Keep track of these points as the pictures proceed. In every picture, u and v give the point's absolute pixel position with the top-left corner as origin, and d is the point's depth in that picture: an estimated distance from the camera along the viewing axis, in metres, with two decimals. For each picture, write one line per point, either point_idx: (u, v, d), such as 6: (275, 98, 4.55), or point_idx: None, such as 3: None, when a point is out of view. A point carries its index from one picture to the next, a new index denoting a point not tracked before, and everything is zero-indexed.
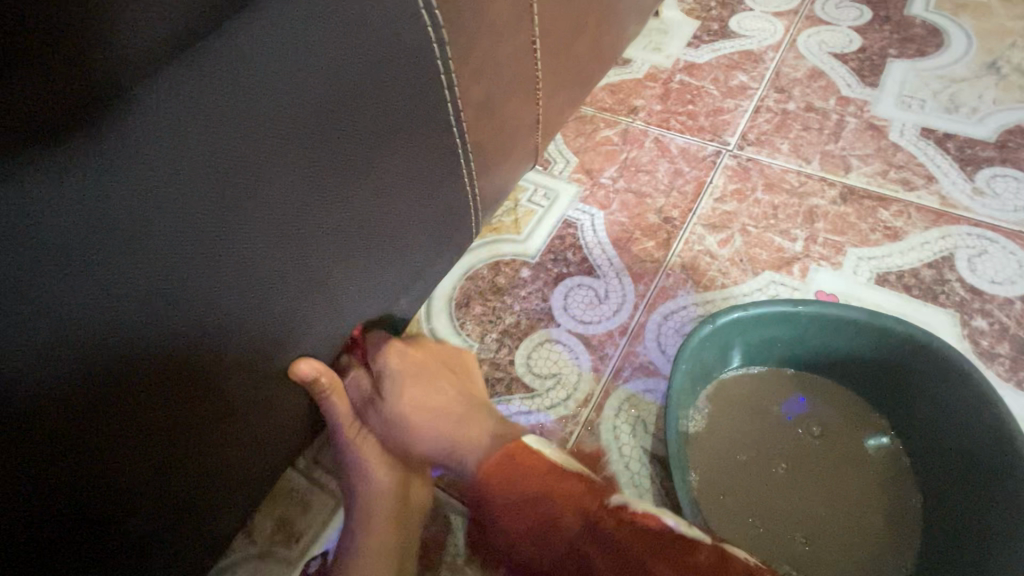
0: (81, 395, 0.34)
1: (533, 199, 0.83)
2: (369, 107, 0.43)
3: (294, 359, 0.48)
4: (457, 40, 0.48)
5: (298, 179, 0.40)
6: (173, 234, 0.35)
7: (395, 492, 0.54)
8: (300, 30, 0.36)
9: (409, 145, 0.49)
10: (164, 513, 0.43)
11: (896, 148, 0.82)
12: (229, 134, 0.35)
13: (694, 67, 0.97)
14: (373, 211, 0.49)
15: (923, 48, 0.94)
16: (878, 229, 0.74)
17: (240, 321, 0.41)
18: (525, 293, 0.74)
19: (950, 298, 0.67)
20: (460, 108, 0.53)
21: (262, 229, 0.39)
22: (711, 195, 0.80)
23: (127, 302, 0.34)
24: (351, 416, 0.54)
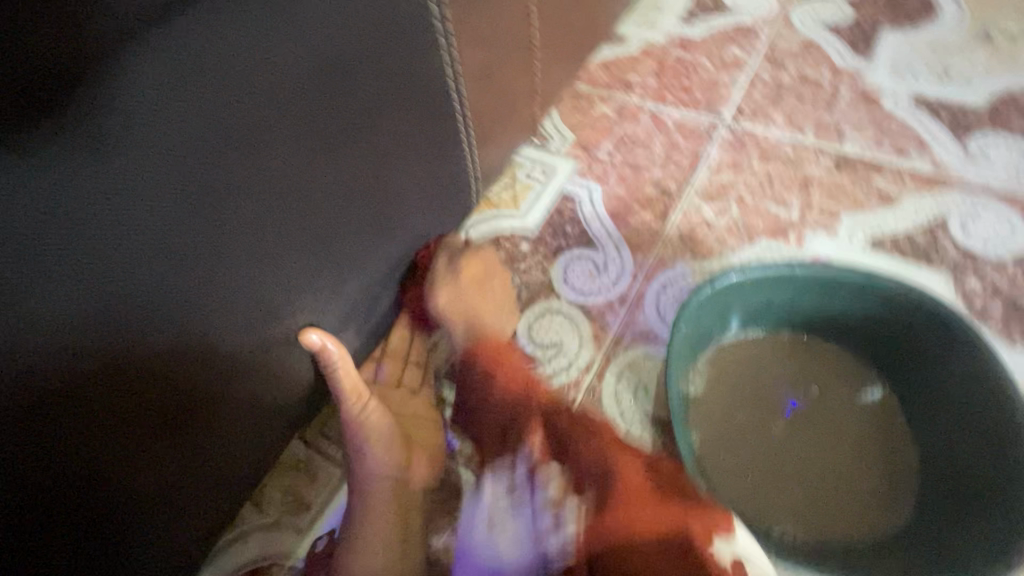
0: (93, 350, 0.35)
1: (530, 175, 0.83)
2: (367, 71, 0.43)
3: (302, 326, 0.49)
4: (455, 5, 0.48)
5: (302, 142, 0.41)
6: (142, 183, 0.33)
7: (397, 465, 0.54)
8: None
9: (410, 111, 0.50)
10: (176, 478, 0.45)
11: (890, 117, 0.82)
12: (235, 93, 0.35)
13: (688, 42, 0.97)
14: (376, 179, 0.49)
15: (916, 19, 0.95)
16: (873, 196, 0.74)
17: (245, 286, 0.42)
18: (525, 266, 0.74)
19: (944, 261, 0.68)
20: (459, 76, 0.53)
21: (266, 193, 0.40)
22: (707, 167, 0.81)
23: (135, 262, 0.34)
24: (355, 390, 0.53)
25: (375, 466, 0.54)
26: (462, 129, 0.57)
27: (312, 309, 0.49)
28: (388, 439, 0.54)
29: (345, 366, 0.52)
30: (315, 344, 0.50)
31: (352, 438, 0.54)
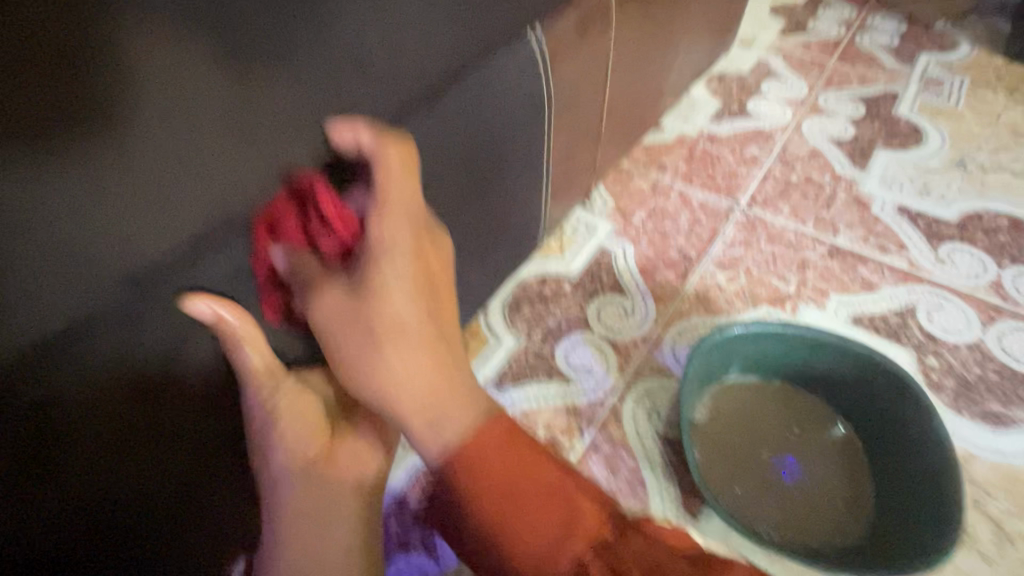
0: (87, 371, 0.35)
1: (575, 230, 1.00)
2: (505, 145, 0.59)
3: (181, 288, 0.37)
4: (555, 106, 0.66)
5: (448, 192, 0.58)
6: (298, 256, 0.44)
7: (317, 464, 0.46)
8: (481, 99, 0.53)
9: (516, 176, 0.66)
10: (179, 498, 0.45)
11: (877, 220, 1.00)
12: (429, 159, 0.51)
13: (715, 137, 1.17)
14: (486, 225, 0.65)
15: (906, 143, 1.14)
16: (856, 281, 0.91)
17: None
18: (566, 303, 0.90)
19: (910, 340, 0.83)
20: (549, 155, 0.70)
21: None
22: (723, 241, 0.98)
23: (144, 284, 0.36)
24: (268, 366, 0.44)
25: (284, 478, 0.45)
26: (544, 196, 0.73)
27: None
28: (312, 437, 0.47)
29: (256, 348, 0.42)
30: (201, 312, 0.38)
31: (256, 436, 0.46)
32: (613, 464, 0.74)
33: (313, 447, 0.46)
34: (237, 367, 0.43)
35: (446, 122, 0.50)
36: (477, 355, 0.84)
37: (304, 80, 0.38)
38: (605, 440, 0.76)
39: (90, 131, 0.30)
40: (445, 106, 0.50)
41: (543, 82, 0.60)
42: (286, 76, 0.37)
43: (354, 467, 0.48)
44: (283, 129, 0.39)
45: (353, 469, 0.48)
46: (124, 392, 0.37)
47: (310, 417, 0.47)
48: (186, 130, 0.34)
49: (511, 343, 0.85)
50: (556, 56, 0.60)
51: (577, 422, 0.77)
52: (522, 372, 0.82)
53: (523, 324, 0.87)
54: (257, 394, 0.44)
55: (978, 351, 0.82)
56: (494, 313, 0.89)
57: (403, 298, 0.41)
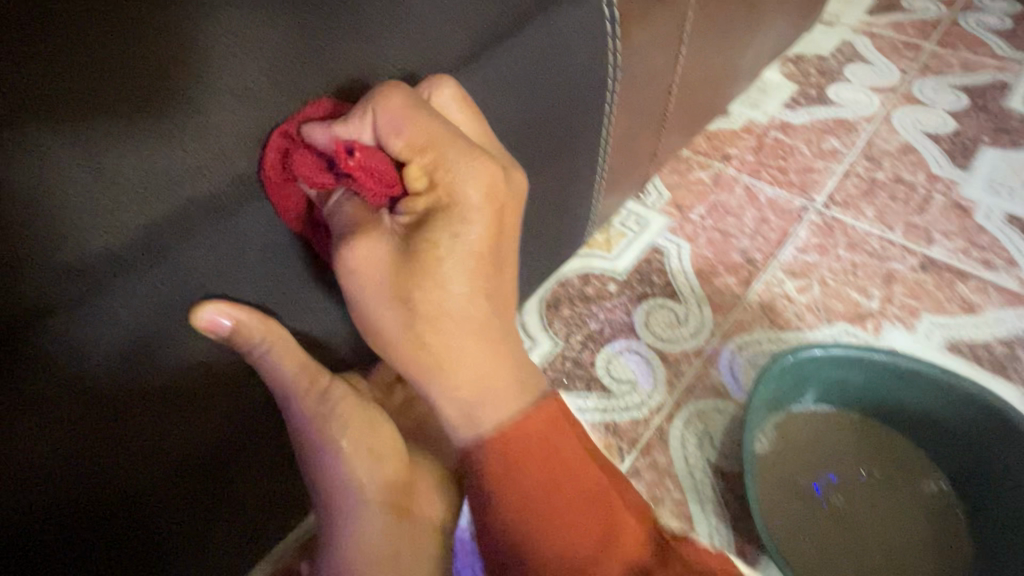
0: (138, 346, 0.32)
1: (625, 223, 0.91)
2: (560, 121, 0.50)
3: (180, 279, 0.31)
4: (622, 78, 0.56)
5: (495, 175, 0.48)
6: (305, 238, 0.36)
7: (391, 497, 0.43)
8: (536, 65, 0.44)
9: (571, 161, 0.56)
10: (223, 486, 0.42)
11: (980, 229, 0.86)
12: None
13: (788, 126, 1.05)
14: (531, 216, 0.56)
15: (1018, 141, 0.98)
16: (954, 301, 0.78)
17: None
18: (611, 304, 0.81)
19: (1020, 375, 0.70)
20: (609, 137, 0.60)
21: None
22: (795, 245, 0.86)
23: (207, 252, 0.32)
24: (308, 376, 0.39)
25: (357, 498, 0.42)
26: (596, 186, 0.64)
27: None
28: (383, 465, 0.43)
29: (286, 353, 0.37)
30: (218, 324, 0.33)
31: (313, 448, 0.41)
32: (656, 494, 0.65)
33: (388, 477, 0.43)
34: (267, 378, 0.38)
35: (492, 91, 0.42)
36: None
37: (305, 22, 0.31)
38: (648, 466, 0.67)
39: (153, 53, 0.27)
40: (493, 74, 0.41)
41: (611, 48, 0.50)
42: (270, 13, 0.30)
43: (425, 495, 0.46)
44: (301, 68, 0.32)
45: (425, 498, 0.47)
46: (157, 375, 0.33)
47: (378, 441, 0.43)
48: (254, 61, 0.30)
49: (548, 346, 0.77)
50: (628, 14, 0.50)
51: (618, 442, 0.69)
52: (558, 380, 0.74)
53: (561, 326, 0.79)
54: (301, 410, 0.40)
55: None
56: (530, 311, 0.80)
57: (455, 274, 0.34)
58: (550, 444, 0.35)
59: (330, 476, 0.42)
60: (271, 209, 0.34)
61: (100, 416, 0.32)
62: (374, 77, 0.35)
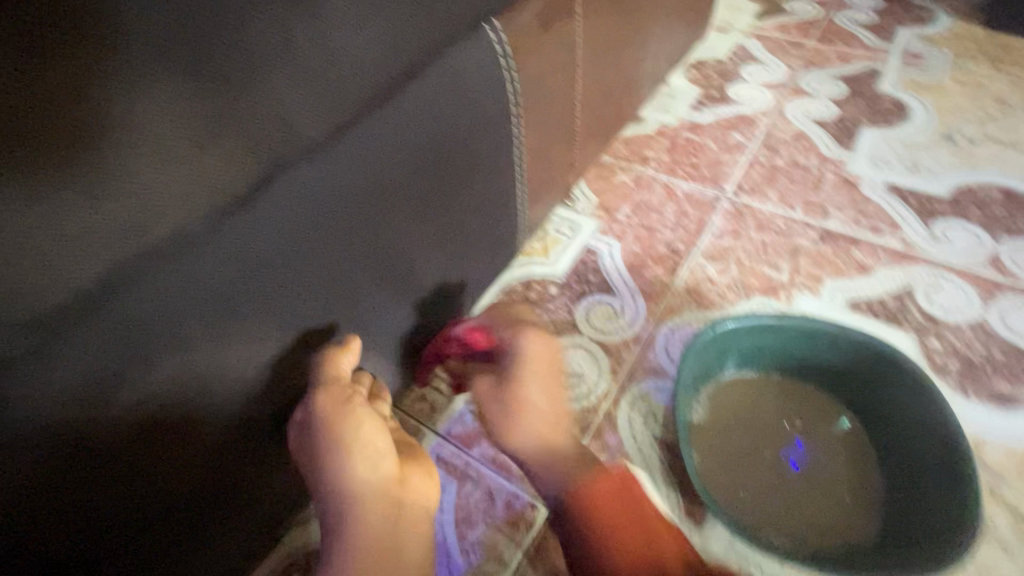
0: (94, 403, 0.35)
1: (559, 230, 0.98)
2: (470, 144, 0.55)
3: (131, 335, 0.35)
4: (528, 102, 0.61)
5: (419, 202, 0.53)
6: (241, 282, 0.40)
7: (390, 487, 0.49)
8: (440, 99, 0.49)
9: (490, 180, 0.62)
10: (190, 522, 0.45)
11: (867, 200, 0.97)
12: (386, 166, 0.47)
13: (697, 126, 1.16)
14: (459, 232, 0.62)
15: (892, 120, 1.11)
16: (851, 266, 0.88)
17: (365, 303, 0.53)
18: (553, 306, 0.88)
19: (911, 323, 0.79)
20: (521, 154, 0.65)
21: (392, 234, 0.52)
22: (711, 232, 0.95)
23: (152, 310, 0.36)
24: (336, 379, 0.49)
25: (355, 494, 0.48)
26: (518, 199, 0.70)
27: (399, 334, 0.62)
28: (384, 462, 0.49)
29: (333, 361, 0.48)
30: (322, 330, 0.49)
31: (320, 443, 0.47)
32: None
33: (387, 474, 0.49)
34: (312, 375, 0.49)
35: (401, 126, 0.47)
36: None
37: (209, 100, 0.34)
38: (600, 448, 0.72)
39: (80, 141, 0.30)
40: (400, 111, 0.46)
41: (507, 79, 0.56)
42: (184, 74, 0.33)
43: (420, 494, 0.51)
44: (214, 120, 0.35)
45: (420, 495, 0.51)
46: (117, 428, 0.37)
47: (379, 441, 0.49)
48: (179, 124, 0.34)
49: None
50: (519, 44, 0.55)
51: (571, 431, 0.74)
52: None
53: None
54: (327, 401, 0.48)
55: (982, 330, 0.78)
56: None
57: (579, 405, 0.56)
58: (619, 501, 0.59)
59: (337, 471, 0.48)
60: (203, 260, 0.37)
61: (47, 470, 0.34)
62: (288, 125, 0.39)
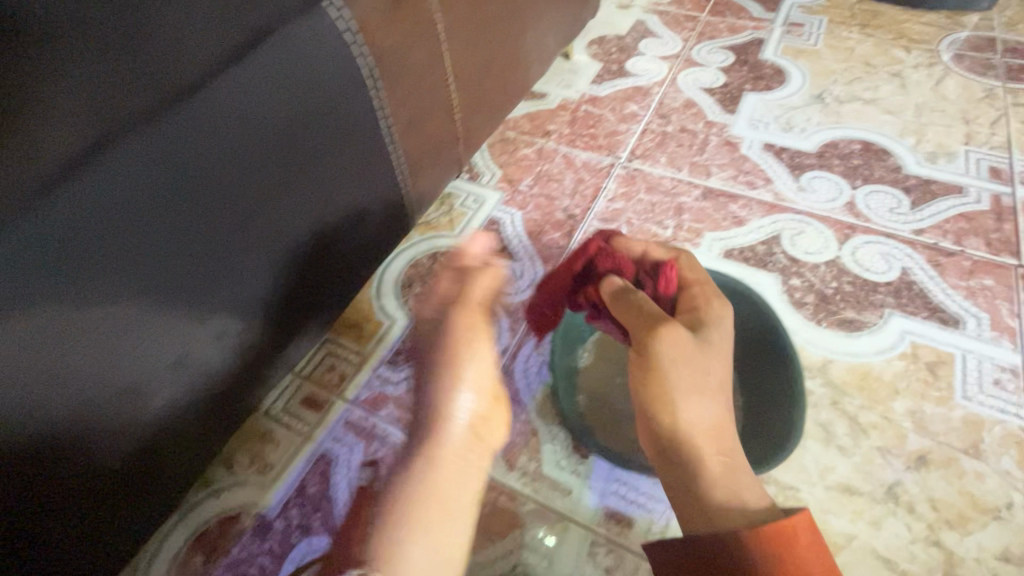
0: None
1: (464, 204, 1.03)
2: (326, 116, 0.58)
3: None
4: (387, 77, 0.64)
5: (276, 172, 0.56)
6: (77, 252, 0.42)
7: (487, 407, 0.63)
8: (281, 72, 0.52)
9: (358, 151, 0.65)
10: (55, 490, 0.48)
11: (745, 158, 1.06)
12: (229, 138, 0.50)
13: (596, 99, 1.22)
14: (332, 202, 0.65)
15: (771, 85, 1.20)
16: (727, 218, 0.96)
17: (229, 272, 0.56)
18: (457, 275, 0.92)
19: (775, 265, 0.88)
20: (390, 127, 0.68)
21: (250, 205, 0.54)
22: (605, 197, 1.02)
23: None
24: (468, 304, 0.70)
25: (430, 405, 0.61)
26: (397, 172, 0.73)
27: (277, 303, 0.64)
28: (488, 379, 0.64)
29: (480, 290, 0.71)
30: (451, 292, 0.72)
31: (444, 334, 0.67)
32: None
33: (491, 388, 0.64)
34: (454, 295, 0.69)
35: (240, 99, 0.49)
36: (371, 336, 0.86)
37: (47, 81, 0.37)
38: None
39: None
40: (236, 86, 0.49)
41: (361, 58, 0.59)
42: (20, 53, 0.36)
43: (494, 431, 0.63)
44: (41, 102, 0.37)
45: (500, 427, 0.65)
46: None
47: (487, 364, 0.65)
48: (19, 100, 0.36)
49: (406, 320, 0.87)
50: (367, 22, 0.58)
51: None
52: (416, 347, 0.84)
53: (415, 301, 0.89)
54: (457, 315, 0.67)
55: (835, 267, 0.87)
56: (387, 294, 0.90)
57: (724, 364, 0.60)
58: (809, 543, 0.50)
59: (462, 367, 0.63)
60: (30, 231, 0.39)
61: None
62: (113, 98, 0.41)
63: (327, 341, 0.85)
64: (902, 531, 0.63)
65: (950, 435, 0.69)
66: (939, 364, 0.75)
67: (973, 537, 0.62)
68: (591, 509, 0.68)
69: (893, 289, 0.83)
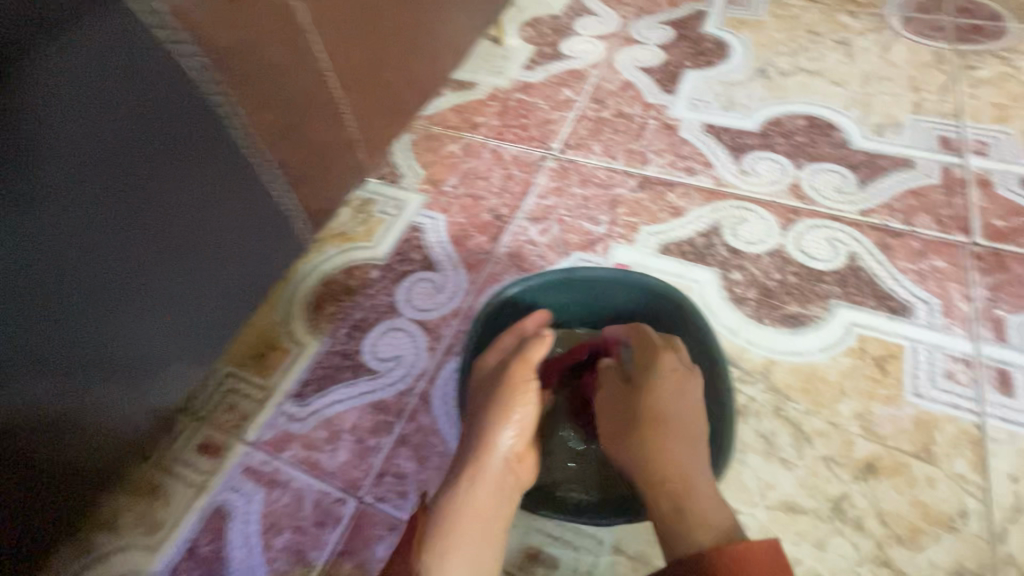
0: None
1: (384, 210, 0.94)
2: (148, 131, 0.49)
3: None
4: (234, 78, 0.56)
5: (86, 203, 0.47)
6: None
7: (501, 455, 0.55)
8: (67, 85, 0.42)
9: (204, 164, 0.56)
10: None
11: (684, 142, 0.98)
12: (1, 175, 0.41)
13: (528, 86, 1.13)
14: (178, 225, 0.56)
15: (712, 60, 1.13)
16: (665, 209, 0.89)
17: (41, 326, 0.47)
18: (374, 291, 0.84)
19: (715, 259, 0.81)
20: (252, 135, 0.60)
21: (53, 246, 0.46)
22: (536, 193, 0.94)
23: None
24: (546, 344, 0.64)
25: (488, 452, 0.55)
26: (272, 184, 0.66)
27: (123, 347, 0.56)
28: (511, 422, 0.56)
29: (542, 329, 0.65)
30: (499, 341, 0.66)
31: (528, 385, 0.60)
32: (423, 455, 0.68)
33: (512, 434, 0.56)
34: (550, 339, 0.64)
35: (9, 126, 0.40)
36: (278, 366, 0.77)
37: None
38: (414, 430, 0.70)
39: None
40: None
41: (187, 59, 0.51)
42: None
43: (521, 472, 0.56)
44: None
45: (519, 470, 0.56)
46: None
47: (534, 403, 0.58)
48: None
49: (316, 346, 0.79)
50: (196, 22, 0.50)
51: (385, 418, 0.71)
52: (327, 376, 0.76)
53: (326, 324, 0.81)
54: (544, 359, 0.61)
55: (778, 257, 0.80)
56: (296, 318, 0.82)
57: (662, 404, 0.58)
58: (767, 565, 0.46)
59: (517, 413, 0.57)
60: None
61: None
62: None
63: (227, 375, 0.77)
64: (848, 553, 0.57)
65: (899, 439, 0.63)
66: (888, 358, 0.69)
67: (924, 553, 0.57)
68: (511, 550, 0.61)
69: (838, 278, 0.77)
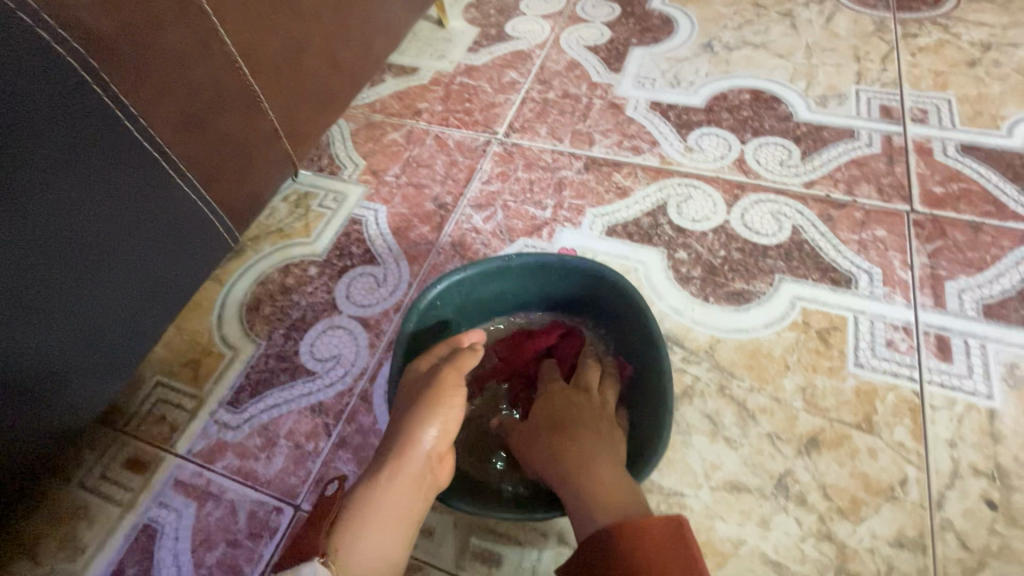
0: None
1: (323, 204, 0.90)
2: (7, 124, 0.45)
3: None
4: (123, 68, 0.52)
5: None
6: None
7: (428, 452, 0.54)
8: None
9: (88, 159, 0.52)
10: None
11: (631, 121, 0.96)
12: None
13: (473, 69, 1.10)
14: (63, 229, 0.51)
15: (658, 37, 1.11)
16: (611, 190, 0.87)
17: None
18: (312, 288, 0.80)
19: (661, 239, 0.80)
20: (148, 127, 0.57)
21: None
22: (480, 179, 0.91)
23: None
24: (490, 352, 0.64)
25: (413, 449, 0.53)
26: (181, 179, 0.62)
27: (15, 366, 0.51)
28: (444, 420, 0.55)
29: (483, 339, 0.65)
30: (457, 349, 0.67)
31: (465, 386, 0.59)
32: (363, 457, 0.66)
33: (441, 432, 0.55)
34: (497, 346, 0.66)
35: None
36: (211, 373, 0.74)
37: None
38: (354, 432, 0.67)
39: None
40: None
41: (53, 36, 0.46)
42: None
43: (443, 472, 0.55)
44: None
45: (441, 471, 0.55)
46: None
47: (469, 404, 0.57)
48: None
49: (251, 349, 0.75)
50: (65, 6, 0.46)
51: (323, 420, 0.68)
52: (262, 380, 0.72)
53: (262, 326, 0.77)
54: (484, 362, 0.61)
55: (723, 234, 0.79)
56: (230, 321, 0.78)
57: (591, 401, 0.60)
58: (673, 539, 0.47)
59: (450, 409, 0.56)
60: None
61: None
62: None
63: (158, 384, 0.73)
64: (791, 529, 0.57)
65: (841, 411, 0.63)
66: (830, 331, 0.69)
67: (866, 524, 0.57)
68: (452, 549, 0.59)
69: (782, 252, 0.76)
